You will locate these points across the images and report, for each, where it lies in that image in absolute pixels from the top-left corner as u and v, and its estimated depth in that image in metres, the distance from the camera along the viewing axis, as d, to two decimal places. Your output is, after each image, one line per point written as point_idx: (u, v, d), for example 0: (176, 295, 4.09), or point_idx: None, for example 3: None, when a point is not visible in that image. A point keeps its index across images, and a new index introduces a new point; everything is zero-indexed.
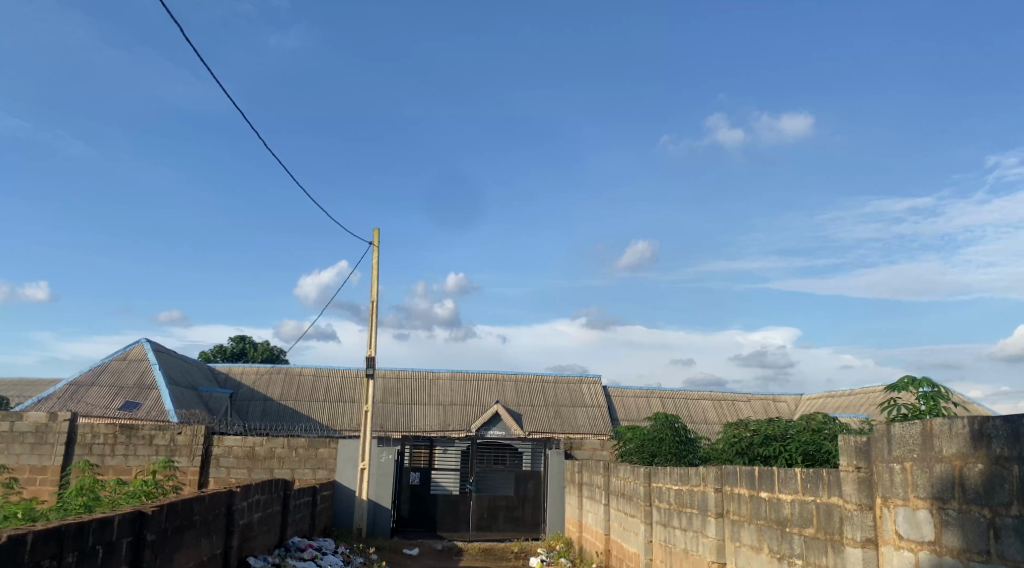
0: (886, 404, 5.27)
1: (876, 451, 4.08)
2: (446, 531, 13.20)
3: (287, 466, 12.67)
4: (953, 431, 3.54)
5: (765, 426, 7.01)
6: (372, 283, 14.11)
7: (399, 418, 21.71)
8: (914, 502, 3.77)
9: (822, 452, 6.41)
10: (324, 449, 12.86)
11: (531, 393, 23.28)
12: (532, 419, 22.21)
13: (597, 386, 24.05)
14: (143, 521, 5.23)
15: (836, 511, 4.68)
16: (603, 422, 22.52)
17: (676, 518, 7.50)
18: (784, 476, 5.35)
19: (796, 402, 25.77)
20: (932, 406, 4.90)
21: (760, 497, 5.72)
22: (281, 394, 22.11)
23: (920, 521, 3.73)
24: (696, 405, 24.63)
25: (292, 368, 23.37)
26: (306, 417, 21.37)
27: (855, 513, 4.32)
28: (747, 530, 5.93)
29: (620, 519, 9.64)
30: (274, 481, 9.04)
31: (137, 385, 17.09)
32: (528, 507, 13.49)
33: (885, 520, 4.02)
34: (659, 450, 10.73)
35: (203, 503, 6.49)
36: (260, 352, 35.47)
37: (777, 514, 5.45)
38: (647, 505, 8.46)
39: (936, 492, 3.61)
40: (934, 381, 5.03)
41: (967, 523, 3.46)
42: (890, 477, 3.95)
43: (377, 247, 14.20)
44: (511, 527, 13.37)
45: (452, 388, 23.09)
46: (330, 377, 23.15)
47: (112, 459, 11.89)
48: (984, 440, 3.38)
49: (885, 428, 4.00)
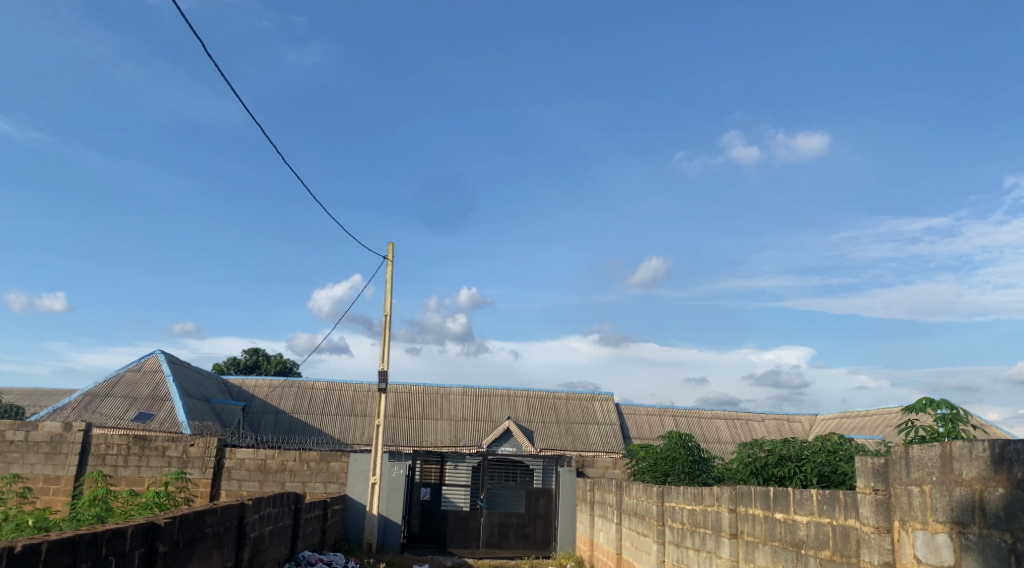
0: (903, 425, 5.20)
1: (895, 473, 4.03)
2: (456, 547, 13.16)
3: (299, 480, 12.67)
4: (973, 455, 3.48)
5: (780, 446, 6.93)
6: (386, 296, 14.16)
7: (410, 432, 21.71)
8: (933, 526, 3.72)
9: (838, 473, 6.34)
10: (335, 462, 12.87)
11: (543, 409, 23.19)
12: (544, 435, 22.13)
13: (609, 403, 23.97)
14: (156, 532, 5.24)
15: (853, 534, 4.62)
16: (615, 440, 22.41)
17: (690, 538, 7.42)
18: (800, 497, 5.28)
19: (810, 422, 25.54)
20: (951, 428, 4.84)
21: (776, 518, 5.65)
22: (293, 408, 22.14)
23: (939, 545, 3.67)
24: (710, 424, 24.45)
25: (304, 381, 23.41)
26: (318, 431, 21.39)
27: (872, 536, 4.26)
28: (762, 551, 5.86)
29: (633, 538, 9.54)
30: (286, 494, 9.03)
31: (151, 396, 17.17)
32: (539, 524, 13.39)
33: (903, 543, 3.96)
34: (672, 469, 10.62)
35: (216, 515, 6.51)
36: (273, 365, 35.54)
37: (792, 536, 5.38)
38: (660, 525, 8.38)
39: (956, 516, 3.55)
40: (953, 403, 4.96)
41: (987, 548, 3.40)
42: (908, 500, 3.89)
43: (391, 261, 14.26)
44: (522, 544, 13.28)
45: (464, 403, 23.06)
46: (342, 391, 23.19)
47: (125, 470, 11.92)
48: (1005, 464, 3.33)
49: (904, 450, 3.95)
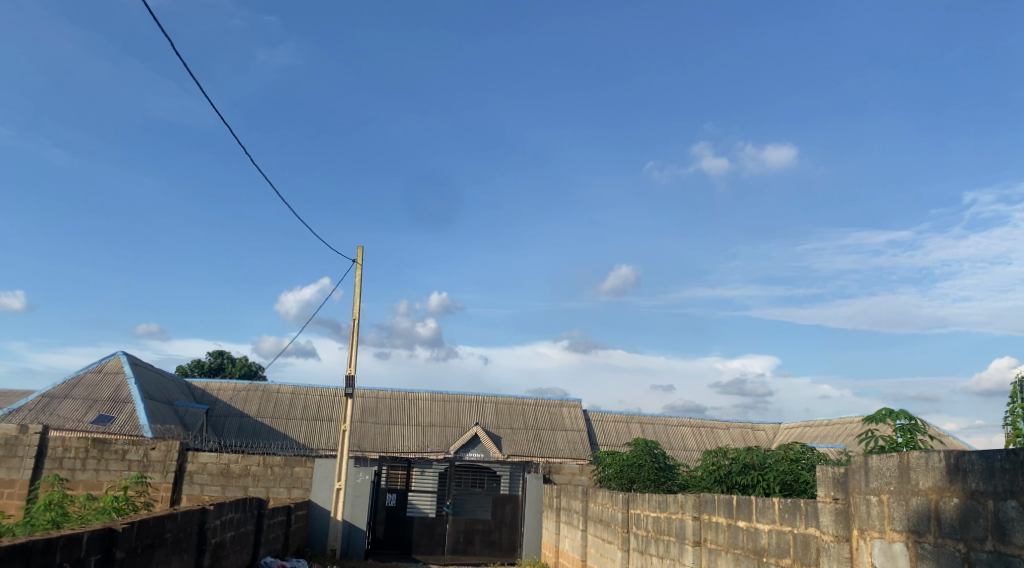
0: (863, 435, 5.29)
1: (854, 483, 4.10)
2: (421, 553, 13.10)
3: (262, 484, 12.53)
4: (929, 465, 3.55)
5: (743, 454, 7.01)
6: (355, 300, 14.09)
7: (377, 438, 21.57)
8: (890, 534, 3.78)
9: (800, 482, 6.46)
10: (300, 467, 12.74)
11: (511, 416, 23.18)
12: (511, 441, 22.13)
13: (576, 409, 24.05)
14: (114, 538, 5.13)
15: (813, 543, 4.69)
16: (583, 446, 22.48)
17: (654, 546, 7.48)
18: (762, 505, 5.34)
19: (774, 430, 25.88)
20: (909, 438, 4.95)
21: (738, 526, 5.71)
22: (258, 412, 21.88)
23: (896, 553, 3.74)
24: (675, 431, 24.64)
25: (270, 385, 23.15)
26: (283, 435, 21.15)
27: (831, 544, 4.32)
28: (724, 558, 5.92)
29: (598, 545, 9.58)
30: (249, 499, 8.92)
31: (112, 399, 16.84)
32: (504, 531, 13.39)
33: (861, 551, 4.02)
34: (638, 476, 10.68)
35: (176, 520, 6.41)
36: (237, 368, 35.14)
37: (754, 544, 5.44)
38: (624, 532, 8.42)
39: (912, 525, 3.62)
40: (911, 413, 5.06)
41: (942, 556, 3.46)
42: (867, 509, 3.96)
43: (360, 264, 14.19)
44: (487, 551, 13.24)
45: (432, 409, 22.98)
46: (308, 396, 22.98)
47: (82, 474, 11.66)
48: (960, 474, 3.37)
49: (864, 459, 4.02)
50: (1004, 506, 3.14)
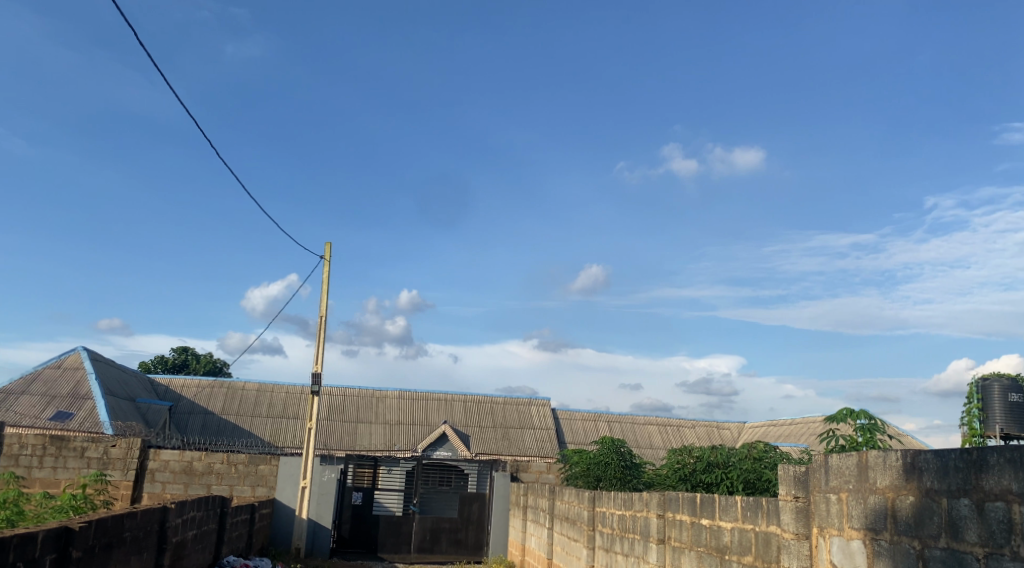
0: (824, 434, 5.37)
1: (814, 481, 4.16)
2: (387, 552, 13.04)
3: (225, 483, 12.41)
4: (886, 464, 3.61)
5: (708, 453, 7.09)
6: (322, 297, 13.97)
7: (343, 436, 21.43)
8: (849, 532, 3.85)
9: (762, 480, 6.54)
10: (264, 465, 12.62)
11: (479, 414, 23.16)
12: (479, 440, 22.13)
13: (545, 408, 24.11)
14: (70, 537, 5.04)
15: (774, 540, 4.76)
16: (550, 445, 22.55)
17: (619, 543, 7.52)
18: (725, 503, 5.41)
19: (739, 429, 26.19)
20: (869, 438, 5.04)
21: (701, 524, 5.76)
22: (222, 409, 21.60)
23: (854, 551, 3.80)
24: (642, 430, 24.82)
25: (235, 382, 22.87)
26: (248, 433, 20.91)
27: (792, 542, 4.37)
28: (688, 556, 5.97)
29: (563, 543, 9.62)
30: (211, 498, 8.80)
31: (71, 395, 16.51)
32: (471, 529, 13.38)
33: (820, 549, 4.09)
34: (604, 474, 10.74)
35: (135, 518, 6.30)
36: (202, 364, 34.68)
37: (716, 541, 5.50)
38: (590, 530, 8.46)
39: (869, 523, 3.69)
40: (871, 412, 5.16)
41: (897, 554, 3.52)
42: (826, 507, 4.03)
43: (328, 261, 14.07)
44: (454, 549, 13.23)
45: (400, 407, 22.87)
46: (274, 393, 22.73)
47: (39, 472, 11.32)
48: (916, 473, 3.43)
49: (824, 458, 4.08)
50: (957, 504, 3.19)
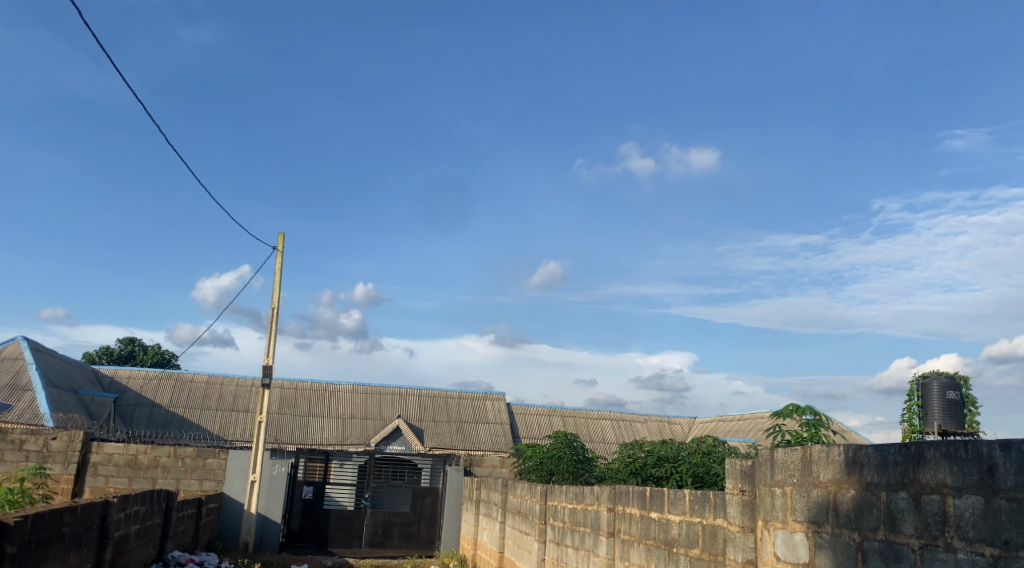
0: (771, 429, 5.48)
1: (760, 475, 4.24)
2: (337, 547, 12.92)
3: (172, 476, 12.16)
4: (829, 458, 3.69)
5: (659, 447, 7.19)
6: (274, 289, 13.77)
7: (294, 429, 21.17)
8: (792, 525, 3.93)
9: (711, 474, 6.64)
10: (213, 459, 12.41)
11: (434, 408, 23.08)
12: (433, 434, 22.06)
13: (500, 403, 24.13)
14: (5, 532, 4.88)
15: (720, 533, 4.84)
16: (505, 439, 22.58)
17: (570, 537, 7.57)
18: (674, 497, 5.48)
19: (689, 425, 26.59)
20: (814, 433, 5.15)
21: (650, 517, 5.83)
22: (170, 401, 21.17)
23: (796, 543, 3.89)
24: (595, 425, 25.02)
25: (184, 374, 22.42)
26: (196, 426, 20.52)
27: (737, 534, 4.45)
28: (637, 549, 6.03)
29: (515, 537, 9.67)
30: (156, 492, 8.60)
31: (10, 386, 16.00)
32: (423, 523, 13.34)
33: (765, 542, 4.17)
34: (557, 468, 10.80)
35: (75, 513, 6.13)
36: (149, 356, 33.91)
37: (665, 535, 5.56)
38: (541, 523, 8.51)
39: (812, 516, 3.78)
40: (817, 409, 5.28)
41: (838, 546, 3.61)
42: (771, 500, 4.11)
43: (281, 251, 13.87)
44: (405, 544, 13.18)
45: (353, 401, 22.68)
46: (223, 386, 22.34)
47: None
48: (857, 467, 3.51)
49: (770, 452, 4.16)
50: (895, 497, 3.28)
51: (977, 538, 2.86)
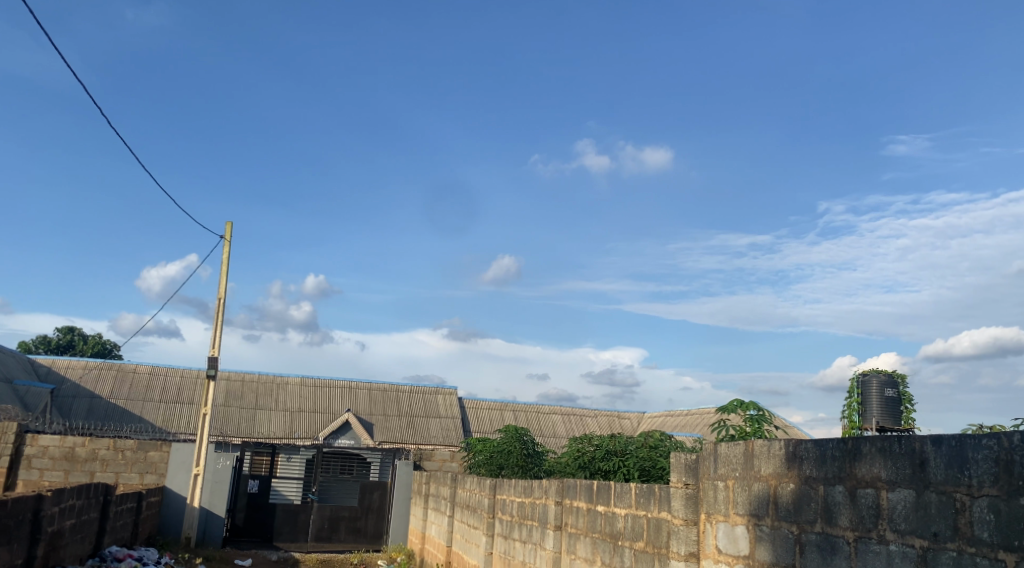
0: (716, 424, 5.56)
1: (703, 469, 4.31)
2: (283, 541, 12.76)
3: (111, 469, 11.84)
4: (770, 452, 3.76)
5: (607, 441, 7.25)
6: (221, 279, 13.51)
7: (241, 422, 20.80)
8: (733, 518, 4.00)
9: (657, 468, 6.73)
10: (154, 452, 12.08)
11: (384, 402, 22.91)
12: (383, 428, 21.89)
13: (451, 397, 24.05)
14: None
15: (664, 526, 4.90)
16: (455, 434, 22.54)
17: (517, 530, 7.60)
18: (620, 490, 5.53)
19: (639, 419, 26.91)
20: (757, 428, 5.25)
21: (597, 510, 5.88)
22: (110, 392, 20.60)
23: (737, 536, 3.96)
24: (546, 419, 25.13)
25: (126, 364, 21.84)
26: (137, 418, 20.02)
27: (680, 528, 4.50)
28: (583, 542, 6.08)
29: (463, 530, 9.66)
30: (93, 486, 8.35)
31: None
32: (371, 518, 13.23)
33: (707, 534, 4.24)
34: (506, 462, 10.82)
35: (5, 508, 5.91)
36: (90, 346, 32.94)
37: (610, 528, 5.62)
38: (490, 517, 8.52)
39: (752, 509, 3.85)
40: (760, 404, 5.38)
41: (777, 538, 3.69)
42: (714, 494, 4.17)
43: (228, 241, 13.60)
44: (352, 538, 13.06)
45: (301, 394, 22.38)
46: (167, 376, 21.82)
47: None
48: (797, 461, 3.59)
49: (713, 447, 4.23)
50: (832, 491, 3.36)
51: (908, 530, 2.94)
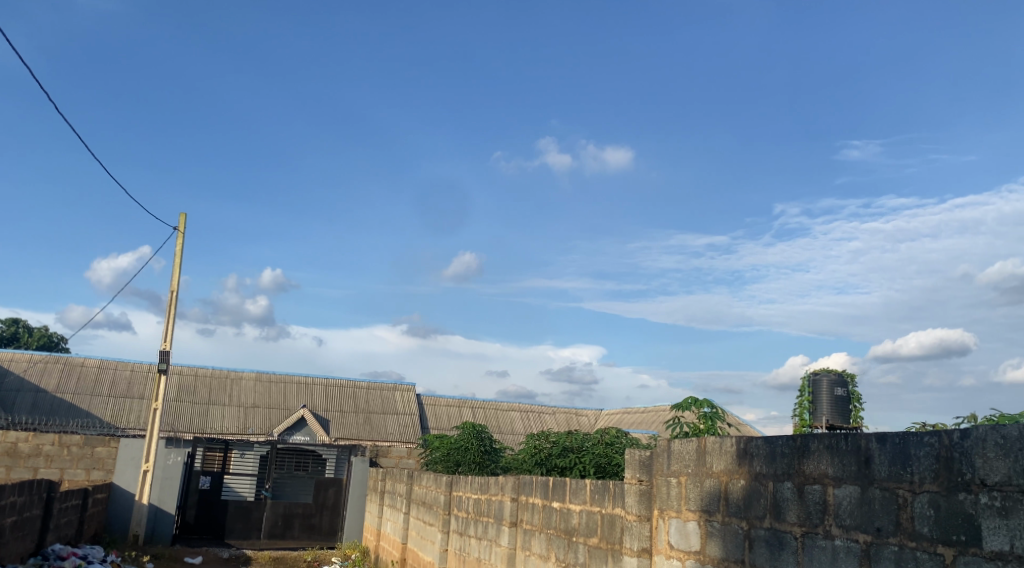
0: (670, 421, 5.62)
1: (657, 465, 4.35)
2: (235, 538, 12.57)
3: (56, 466, 11.54)
4: (722, 449, 3.82)
5: (563, 438, 7.28)
6: (174, 272, 13.24)
7: (192, 418, 20.42)
8: (685, 514, 4.05)
9: (612, 464, 6.78)
10: (101, 448, 11.83)
11: (341, 398, 22.70)
12: (339, 424, 21.69)
13: (410, 393, 23.93)
14: None
15: (618, 522, 4.94)
16: (413, 430, 22.43)
17: (472, 527, 7.59)
18: (575, 486, 5.55)
19: (596, 416, 27.08)
20: (710, 425, 5.32)
21: (552, 507, 5.90)
22: (56, 387, 20.06)
23: (689, 531, 4.01)
24: (505, 416, 25.17)
25: (73, 357, 21.27)
26: (84, 413, 19.53)
27: (634, 523, 4.54)
28: (538, 538, 6.09)
29: (418, 527, 9.62)
30: (36, 482, 8.12)
31: None
32: (325, 515, 13.10)
33: (659, 530, 4.28)
34: (463, 459, 10.80)
35: None
36: (35, 339, 32.03)
37: (565, 524, 5.64)
38: (445, 514, 8.49)
39: (704, 505, 3.90)
40: (714, 402, 5.45)
41: (727, 534, 3.74)
42: (667, 490, 4.22)
43: (181, 233, 13.33)
44: (306, 535, 12.91)
45: (256, 389, 22.06)
46: (116, 370, 21.31)
47: None
48: (747, 458, 3.64)
49: (667, 443, 4.27)
50: (781, 487, 3.42)
51: (853, 526, 3.01)
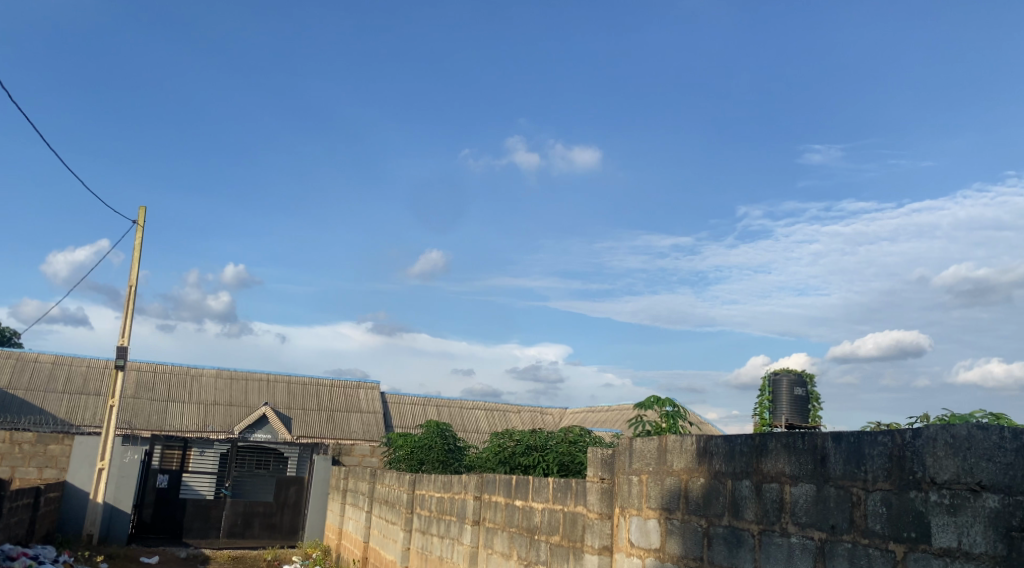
0: (633, 420, 5.66)
1: (618, 463, 4.38)
2: (193, 537, 12.40)
3: (7, 463, 11.25)
4: (682, 448, 3.86)
5: (527, 436, 7.29)
6: (133, 267, 12.99)
7: (151, 415, 20.06)
8: (646, 511, 4.08)
9: (575, 462, 6.80)
10: (55, 445, 11.57)
11: (303, 395, 22.48)
12: (302, 422, 21.48)
13: (374, 391, 23.78)
14: None
15: (579, 520, 4.97)
16: (377, 428, 22.28)
17: (435, 525, 7.57)
18: (538, 485, 5.56)
19: (561, 415, 27.17)
20: (672, 424, 5.38)
21: (515, 505, 5.90)
22: (9, 383, 19.56)
23: (649, 529, 4.04)
24: (469, 415, 25.13)
25: (26, 353, 20.76)
26: (38, 410, 19.07)
27: (595, 521, 4.58)
28: (500, 537, 6.10)
29: (381, 526, 9.57)
30: None
31: None
32: (286, 513, 12.96)
33: (620, 528, 4.31)
34: (427, 457, 10.76)
35: None
36: None
37: (528, 522, 5.65)
38: (408, 513, 8.45)
39: (664, 503, 3.93)
40: (676, 401, 5.50)
41: (686, 532, 3.78)
42: (628, 488, 4.25)
43: (141, 227, 13.07)
44: (266, 534, 12.77)
45: (217, 387, 21.75)
46: (72, 366, 20.84)
47: None
48: (707, 456, 3.68)
49: (629, 441, 4.30)
50: (739, 486, 3.47)
51: (808, 523, 3.06)
